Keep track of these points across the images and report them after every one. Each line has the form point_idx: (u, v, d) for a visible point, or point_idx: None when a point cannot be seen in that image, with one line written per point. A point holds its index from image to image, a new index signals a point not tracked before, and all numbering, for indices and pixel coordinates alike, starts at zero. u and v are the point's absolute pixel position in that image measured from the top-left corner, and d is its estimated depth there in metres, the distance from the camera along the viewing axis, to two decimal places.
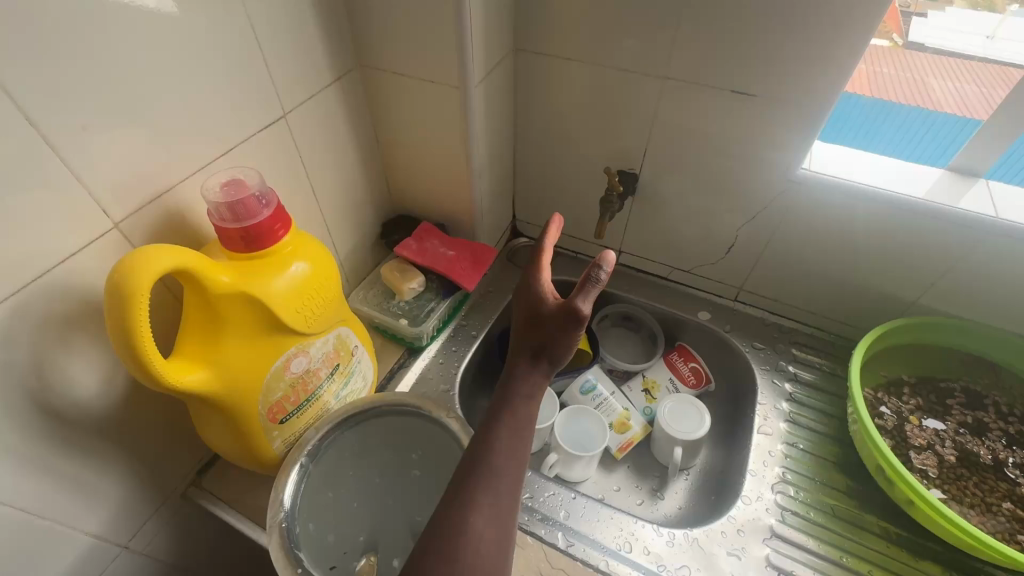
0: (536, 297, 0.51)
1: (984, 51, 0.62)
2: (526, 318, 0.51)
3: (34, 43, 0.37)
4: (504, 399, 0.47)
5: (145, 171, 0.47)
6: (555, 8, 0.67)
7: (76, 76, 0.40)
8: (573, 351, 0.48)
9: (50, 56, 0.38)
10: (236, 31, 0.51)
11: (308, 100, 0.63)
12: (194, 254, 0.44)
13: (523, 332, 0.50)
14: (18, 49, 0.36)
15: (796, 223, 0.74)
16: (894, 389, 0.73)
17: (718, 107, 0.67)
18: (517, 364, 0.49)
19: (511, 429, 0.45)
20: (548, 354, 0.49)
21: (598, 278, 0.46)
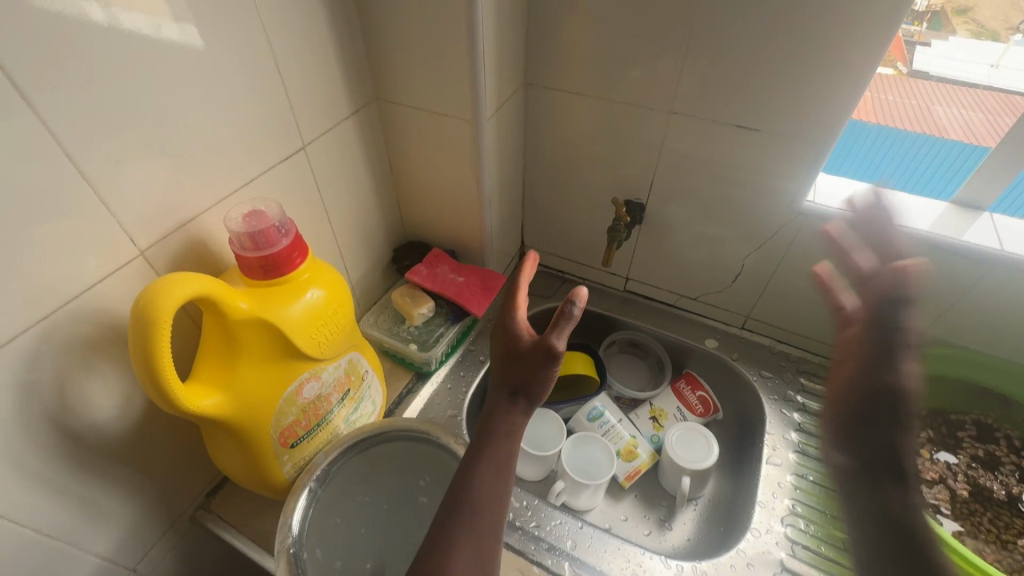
0: (513, 335, 0.52)
1: (989, 78, 0.65)
2: (504, 356, 0.52)
3: (74, 82, 0.40)
4: (483, 440, 0.48)
5: (171, 201, 0.49)
6: (565, 45, 0.70)
7: (113, 114, 0.43)
8: (550, 387, 0.49)
9: (90, 97, 0.41)
10: (262, 69, 0.54)
11: (327, 132, 0.65)
12: (215, 282, 0.46)
13: (501, 370, 0.51)
14: (59, 88, 0.39)
15: (802, 254, 0.75)
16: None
17: (723, 140, 0.69)
18: (496, 404, 0.49)
19: (493, 469, 0.46)
20: (525, 393, 0.49)
21: (569, 315, 0.46)
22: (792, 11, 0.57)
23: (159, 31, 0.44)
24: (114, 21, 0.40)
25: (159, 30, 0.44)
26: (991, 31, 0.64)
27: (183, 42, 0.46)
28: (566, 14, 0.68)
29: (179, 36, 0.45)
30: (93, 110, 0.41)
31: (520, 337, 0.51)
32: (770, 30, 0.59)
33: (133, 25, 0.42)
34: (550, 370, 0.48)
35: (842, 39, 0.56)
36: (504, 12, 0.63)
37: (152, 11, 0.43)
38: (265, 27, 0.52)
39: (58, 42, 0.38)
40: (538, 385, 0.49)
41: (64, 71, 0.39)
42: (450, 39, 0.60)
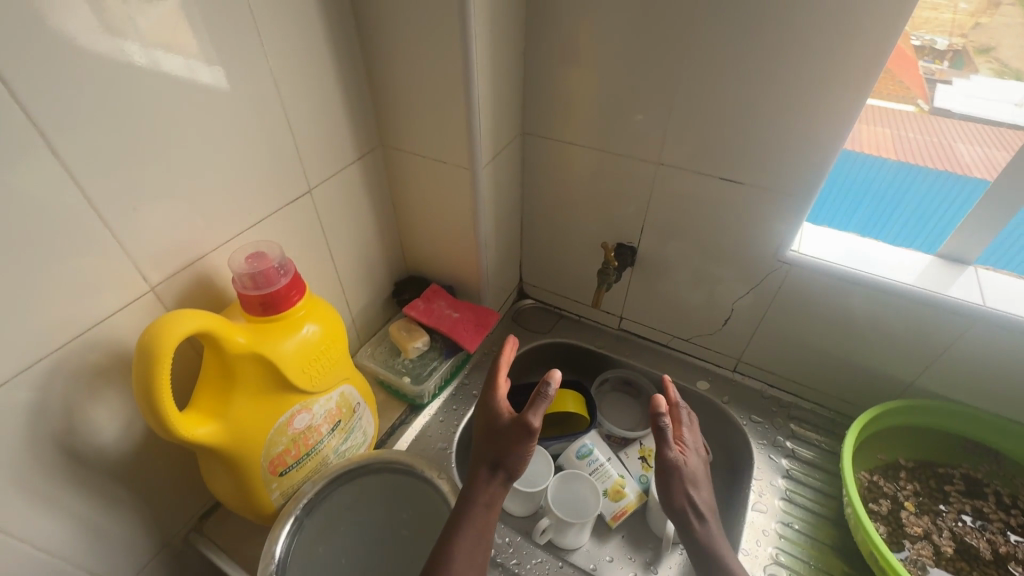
0: (495, 414, 0.61)
1: (1011, 118, 0.61)
2: (486, 432, 0.61)
3: (100, 135, 0.44)
4: (466, 508, 0.56)
5: (182, 241, 0.54)
6: (559, 100, 0.75)
7: (133, 165, 0.48)
8: (526, 460, 0.58)
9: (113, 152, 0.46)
10: (272, 123, 0.59)
11: (332, 176, 0.70)
12: (217, 318, 0.49)
13: (484, 445, 0.60)
14: (86, 141, 0.44)
15: (789, 300, 0.76)
16: (890, 472, 0.72)
17: (708, 189, 0.72)
18: (478, 476, 0.58)
19: (473, 534, 0.54)
20: (504, 465, 0.58)
21: (546, 397, 0.56)
22: (767, 74, 0.60)
23: (195, 73, 0.50)
24: (155, 63, 0.46)
25: (195, 72, 0.50)
26: (1016, 70, 0.60)
27: (213, 85, 0.52)
28: (560, 71, 0.72)
29: (210, 79, 0.51)
30: (115, 159, 0.46)
31: (501, 416, 0.61)
32: (748, 90, 0.62)
33: (173, 67, 0.48)
34: (526, 445, 0.57)
35: (815, 100, 0.59)
36: (501, 68, 0.68)
37: (189, 56, 0.49)
38: (277, 83, 0.58)
39: (91, 95, 0.43)
40: (515, 459, 0.58)
41: (92, 123, 0.44)
42: (448, 94, 0.65)
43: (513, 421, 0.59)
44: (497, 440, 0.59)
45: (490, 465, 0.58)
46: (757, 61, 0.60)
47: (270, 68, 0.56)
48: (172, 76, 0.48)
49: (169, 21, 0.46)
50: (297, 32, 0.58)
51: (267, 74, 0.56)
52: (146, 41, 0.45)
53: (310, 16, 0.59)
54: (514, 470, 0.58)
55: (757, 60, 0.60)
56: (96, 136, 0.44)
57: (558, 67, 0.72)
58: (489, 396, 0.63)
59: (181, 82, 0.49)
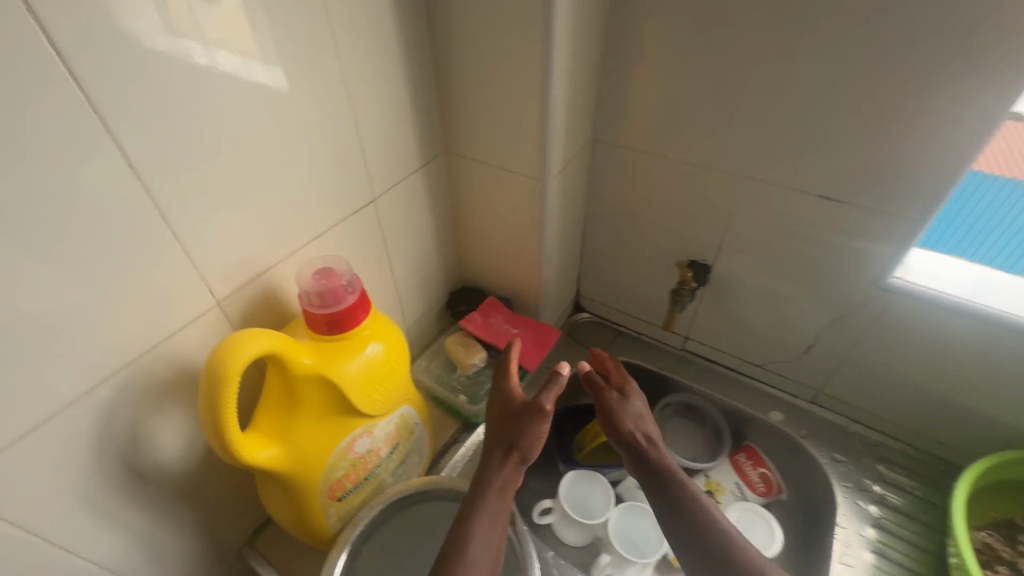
0: (508, 399, 0.61)
1: None
2: (500, 416, 0.60)
3: (158, 146, 0.42)
4: (481, 490, 0.54)
5: (248, 254, 0.52)
6: (636, 107, 0.70)
7: (201, 173, 0.45)
8: (541, 442, 0.57)
9: (181, 159, 0.43)
10: (342, 130, 0.57)
11: (396, 184, 0.67)
12: (283, 337, 0.47)
13: (497, 429, 0.59)
14: (148, 153, 0.41)
15: (887, 331, 0.69)
16: (1009, 537, 0.64)
17: (801, 208, 0.65)
18: (492, 459, 0.56)
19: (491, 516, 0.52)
20: (520, 448, 0.56)
21: (558, 381, 0.57)
22: (886, 84, 0.53)
23: (253, 73, 0.46)
24: (216, 64, 0.43)
25: (252, 71, 0.46)
26: None
27: (271, 86, 0.48)
28: (639, 77, 0.67)
29: (268, 80, 0.48)
30: (188, 173, 0.44)
31: (515, 400, 0.61)
32: (860, 101, 0.56)
33: (230, 67, 0.44)
34: (540, 426, 0.57)
35: (943, 115, 0.52)
36: (579, 75, 0.63)
37: (246, 53, 0.45)
38: (347, 91, 0.55)
39: (151, 102, 0.40)
40: (530, 441, 0.57)
41: (147, 132, 0.41)
42: (522, 103, 0.61)
43: (525, 404, 0.59)
44: (510, 423, 0.58)
45: (506, 447, 0.57)
46: (874, 69, 0.53)
47: (341, 75, 0.54)
48: (229, 76, 0.44)
49: (234, 22, 0.43)
50: (371, 37, 0.55)
51: (338, 82, 0.54)
52: (207, 39, 0.42)
53: (385, 20, 0.56)
54: (529, 452, 0.57)
55: (875, 69, 0.53)
56: (152, 145, 0.41)
57: (638, 73, 0.67)
58: (501, 384, 0.64)
59: (237, 85, 0.45)
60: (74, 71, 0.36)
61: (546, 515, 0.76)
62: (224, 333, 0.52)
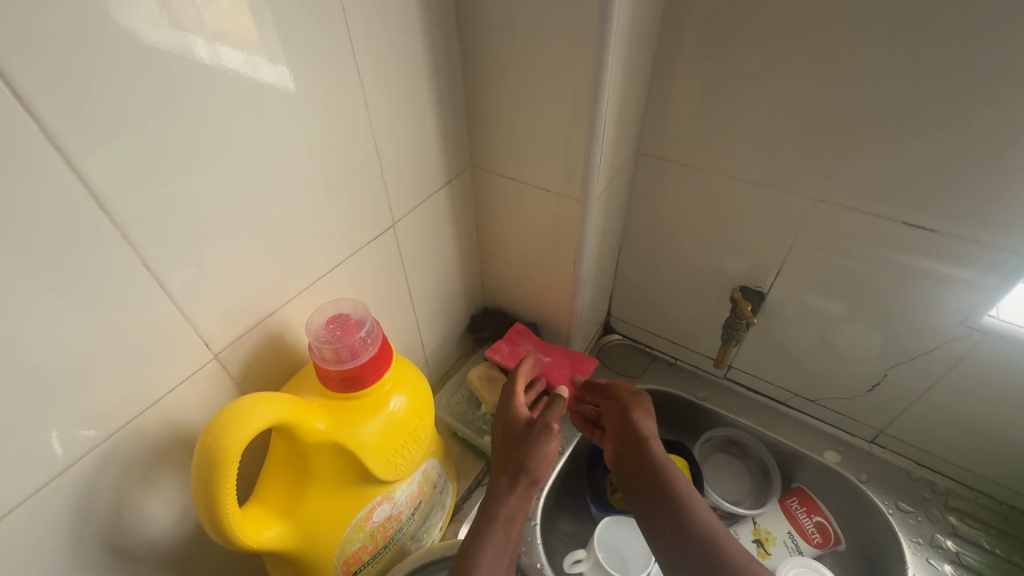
0: (511, 419, 0.55)
1: None
2: (503, 438, 0.54)
3: (145, 166, 0.34)
4: (483, 519, 0.47)
5: (251, 298, 0.45)
6: (687, 117, 0.62)
7: (195, 208, 0.38)
8: (548, 463, 0.50)
9: (171, 190, 0.36)
10: (357, 148, 0.49)
11: (418, 206, 0.59)
12: (291, 401, 0.40)
13: (501, 451, 0.52)
14: (131, 176, 0.34)
15: (973, 375, 0.61)
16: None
17: (878, 237, 0.57)
18: (498, 484, 0.49)
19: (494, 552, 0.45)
20: (526, 470, 0.49)
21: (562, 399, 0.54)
22: (1002, 103, 0.45)
23: (257, 71, 0.38)
24: (215, 61, 0.35)
25: (256, 69, 0.38)
26: None
27: (278, 86, 0.40)
28: (694, 85, 0.59)
29: (274, 79, 0.40)
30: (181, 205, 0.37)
31: (517, 421, 0.55)
32: (966, 121, 0.47)
33: (232, 64, 0.36)
34: (547, 445, 0.50)
35: None
36: (628, 84, 0.55)
37: (247, 46, 0.37)
38: (364, 105, 0.47)
39: (121, 121, 0.32)
40: (538, 462, 0.50)
41: (129, 149, 0.33)
42: (565, 115, 0.53)
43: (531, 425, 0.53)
44: (514, 445, 0.51)
45: (512, 469, 0.49)
46: (989, 86, 0.45)
47: (358, 87, 0.46)
48: (229, 75, 0.37)
49: (237, 19, 0.35)
50: (392, 42, 0.47)
51: (354, 95, 0.46)
52: (206, 32, 0.34)
53: (409, 22, 0.48)
54: (539, 474, 0.49)
55: (990, 86, 0.45)
56: (135, 164, 0.34)
57: (693, 81, 0.59)
58: (502, 407, 0.58)
59: (239, 88, 0.38)
60: (21, 93, 0.28)
61: (576, 563, 0.67)
62: (224, 387, 0.45)
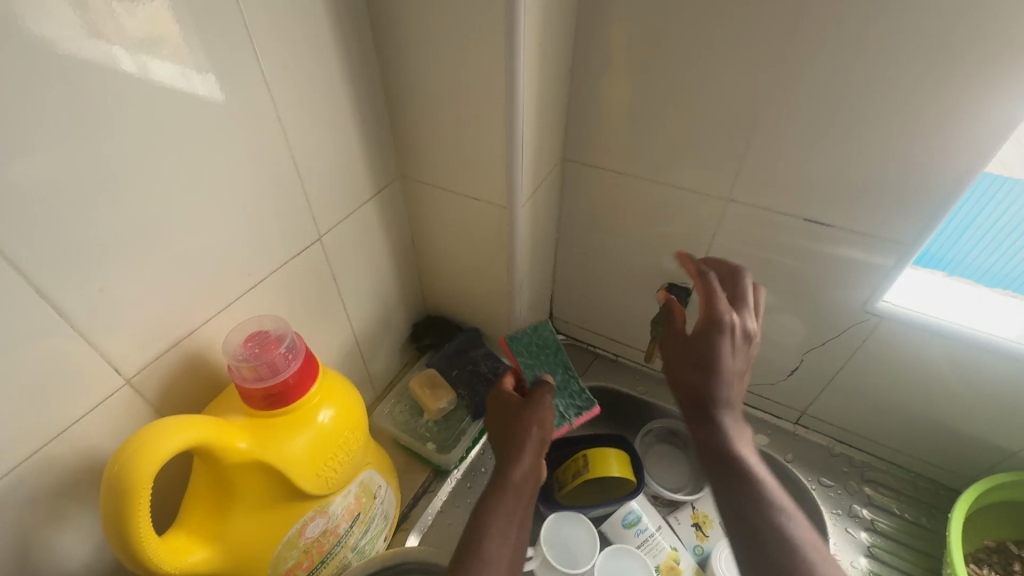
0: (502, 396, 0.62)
1: None
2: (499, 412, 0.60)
3: (66, 182, 0.34)
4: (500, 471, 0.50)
5: (167, 318, 0.44)
6: (606, 123, 0.65)
7: (108, 219, 0.37)
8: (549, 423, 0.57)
9: (80, 201, 0.35)
10: (275, 162, 0.49)
11: (345, 218, 0.59)
12: (209, 422, 0.40)
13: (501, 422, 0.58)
14: (38, 197, 0.33)
15: (874, 356, 0.66)
16: (1004, 569, 0.63)
17: (783, 231, 0.62)
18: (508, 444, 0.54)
19: (514, 498, 0.48)
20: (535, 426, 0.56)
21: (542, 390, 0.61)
22: (877, 108, 0.50)
23: (188, 82, 0.39)
24: (144, 73, 0.36)
25: (189, 81, 0.39)
26: None
27: (208, 98, 0.41)
28: (611, 94, 0.62)
29: (204, 90, 0.41)
30: (101, 226, 0.37)
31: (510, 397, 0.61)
32: (850, 124, 0.52)
33: (163, 76, 0.38)
34: (543, 412, 0.58)
35: (932, 139, 0.49)
36: (546, 94, 0.58)
37: (178, 59, 0.38)
38: (283, 121, 0.48)
39: (25, 123, 0.32)
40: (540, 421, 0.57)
41: (44, 164, 0.33)
42: (486, 124, 0.55)
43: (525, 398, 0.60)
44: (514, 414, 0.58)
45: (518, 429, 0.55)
46: (864, 92, 0.50)
47: (274, 104, 0.46)
48: (157, 89, 0.37)
49: (164, 30, 0.36)
50: (308, 58, 0.48)
51: (272, 111, 0.46)
52: (129, 40, 0.35)
53: (323, 37, 0.49)
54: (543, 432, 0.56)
55: (866, 93, 0.50)
56: (52, 185, 0.34)
57: (610, 90, 0.62)
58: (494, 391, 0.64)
59: (166, 96, 0.38)
60: None
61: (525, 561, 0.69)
62: (140, 412, 0.44)
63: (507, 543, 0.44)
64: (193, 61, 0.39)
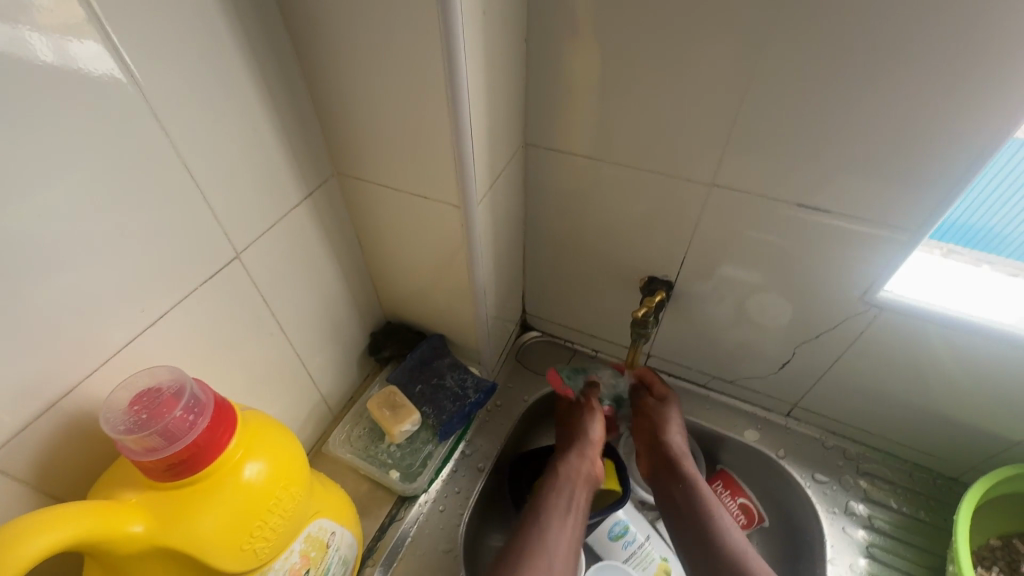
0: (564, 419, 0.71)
1: None
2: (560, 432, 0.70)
3: None
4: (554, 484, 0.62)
5: (32, 379, 0.36)
6: (569, 102, 0.56)
7: None
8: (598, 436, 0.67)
9: None
10: (164, 175, 0.40)
11: (267, 229, 0.51)
12: (88, 510, 0.33)
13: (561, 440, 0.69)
14: None
15: (871, 347, 0.61)
16: (1009, 566, 0.60)
17: (772, 218, 0.55)
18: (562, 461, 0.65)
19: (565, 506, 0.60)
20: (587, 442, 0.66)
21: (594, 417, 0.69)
22: (880, 80, 0.43)
23: (113, 68, 0.34)
24: (64, 59, 0.32)
25: (116, 66, 0.34)
26: None
27: (135, 85, 0.36)
28: (574, 69, 0.53)
29: (130, 75, 0.35)
30: None
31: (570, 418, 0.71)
32: (849, 99, 0.45)
33: (87, 63, 0.33)
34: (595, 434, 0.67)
35: (941, 112, 0.43)
36: (497, 72, 0.49)
37: (98, 42, 0.33)
38: (165, 125, 0.39)
39: None
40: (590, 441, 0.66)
41: None
42: (425, 112, 0.46)
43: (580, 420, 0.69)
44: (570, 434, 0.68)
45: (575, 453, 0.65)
46: (866, 62, 0.42)
47: (150, 106, 0.37)
48: None
49: (73, 7, 0.31)
50: (195, 43, 0.38)
51: (148, 112, 0.37)
52: (41, 28, 0.30)
53: (211, 14, 0.39)
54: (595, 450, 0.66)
55: (866, 59, 0.42)
56: None
57: (573, 63, 0.53)
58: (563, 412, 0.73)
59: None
60: None
61: None
62: (9, 494, 0.37)
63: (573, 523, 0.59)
64: (43, 53, 0.31)
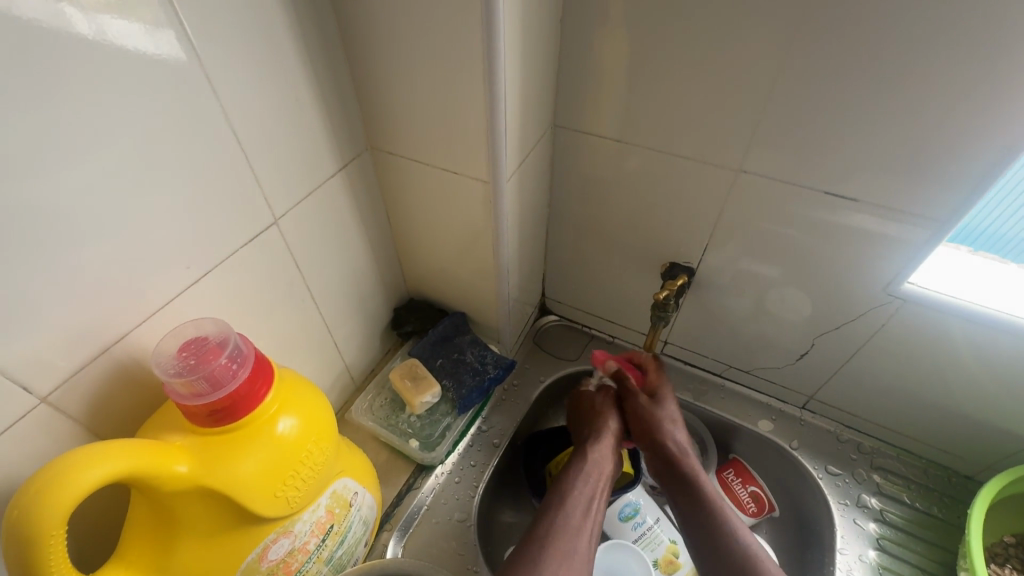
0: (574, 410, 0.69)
1: None
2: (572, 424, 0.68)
3: None
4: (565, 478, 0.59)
5: (86, 326, 0.38)
6: (600, 85, 0.57)
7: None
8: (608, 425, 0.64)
9: None
10: (207, 141, 0.41)
11: (304, 198, 0.52)
12: (140, 447, 0.35)
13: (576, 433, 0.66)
14: None
15: (891, 341, 0.61)
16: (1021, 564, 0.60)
17: (798, 206, 0.55)
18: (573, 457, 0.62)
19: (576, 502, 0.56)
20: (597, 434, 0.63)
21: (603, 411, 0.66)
22: (918, 70, 0.42)
23: (151, 43, 0.35)
24: (101, 36, 0.32)
25: (152, 41, 0.35)
26: None
27: (173, 58, 0.37)
28: (607, 52, 0.54)
29: (168, 50, 0.36)
30: None
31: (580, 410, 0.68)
32: (885, 90, 0.44)
33: (122, 38, 0.34)
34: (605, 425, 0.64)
35: (982, 105, 0.42)
36: (531, 52, 0.50)
37: (138, 17, 0.34)
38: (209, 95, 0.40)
39: None
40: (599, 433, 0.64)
41: None
42: (459, 89, 0.47)
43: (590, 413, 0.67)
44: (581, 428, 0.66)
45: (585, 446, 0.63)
46: (904, 52, 0.42)
47: (199, 74, 0.39)
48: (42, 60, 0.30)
49: None
50: (241, 14, 0.40)
51: (194, 81, 0.38)
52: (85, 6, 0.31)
53: None
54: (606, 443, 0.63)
55: (905, 49, 0.42)
56: None
57: (606, 46, 0.53)
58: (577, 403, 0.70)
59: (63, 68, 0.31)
60: None
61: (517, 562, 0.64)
62: (63, 430, 0.39)
63: (584, 526, 0.55)
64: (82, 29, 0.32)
